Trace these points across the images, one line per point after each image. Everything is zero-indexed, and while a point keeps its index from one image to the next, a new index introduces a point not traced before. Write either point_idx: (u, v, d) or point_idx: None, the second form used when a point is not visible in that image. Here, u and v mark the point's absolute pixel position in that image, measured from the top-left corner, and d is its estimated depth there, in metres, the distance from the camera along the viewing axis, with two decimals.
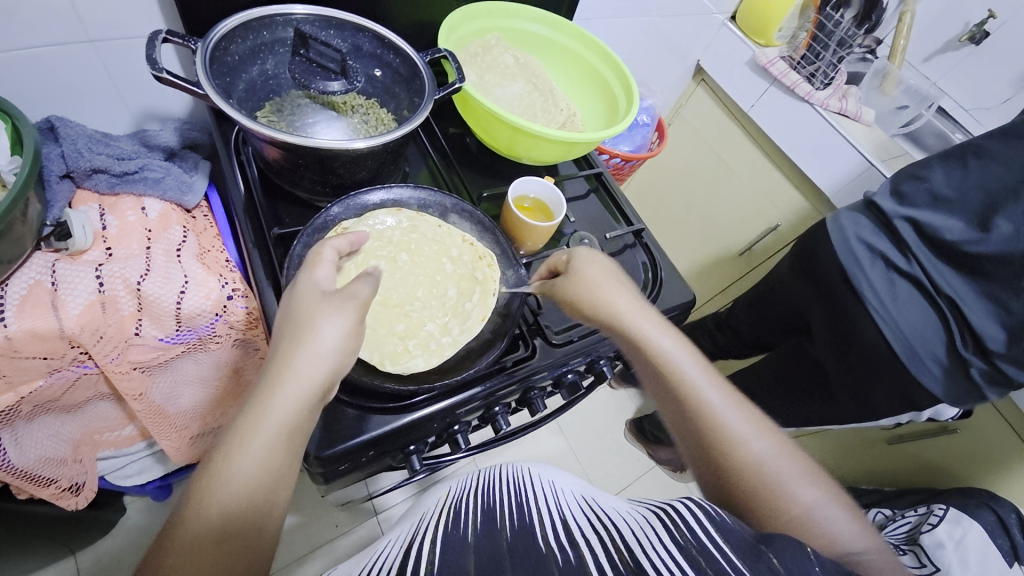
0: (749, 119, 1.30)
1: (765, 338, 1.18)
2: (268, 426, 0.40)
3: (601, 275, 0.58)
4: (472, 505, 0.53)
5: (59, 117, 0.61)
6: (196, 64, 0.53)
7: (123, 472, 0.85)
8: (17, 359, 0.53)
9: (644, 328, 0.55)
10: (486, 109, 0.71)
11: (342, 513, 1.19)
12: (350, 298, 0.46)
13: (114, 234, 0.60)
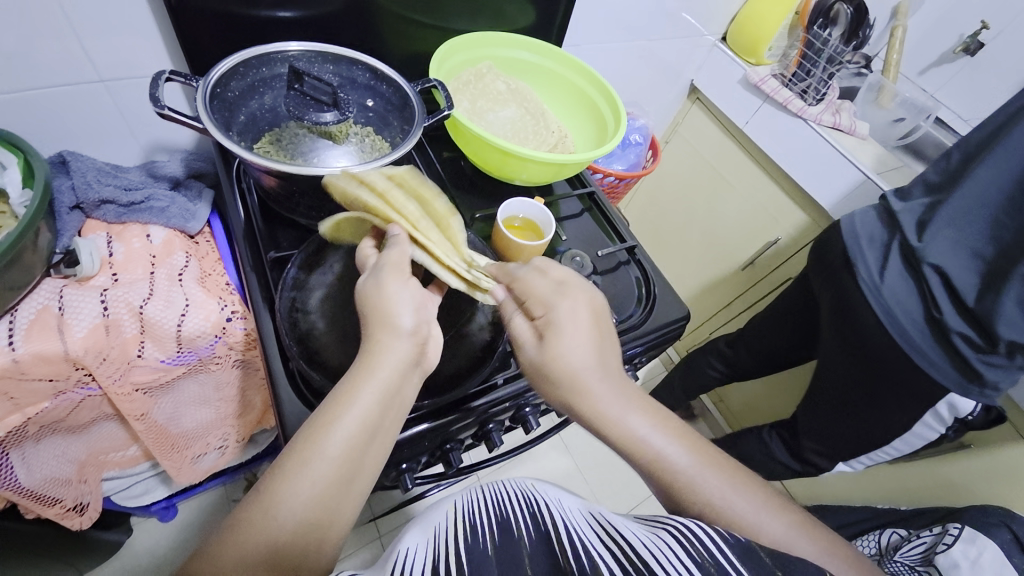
0: (745, 135, 1.31)
1: (778, 351, 1.17)
2: (318, 468, 0.40)
3: (571, 322, 0.52)
4: (489, 513, 0.54)
5: (73, 152, 0.65)
6: (197, 101, 0.56)
7: (128, 492, 0.87)
8: (25, 382, 0.56)
9: (594, 383, 0.50)
10: (475, 133, 0.73)
11: (346, 535, 1.19)
12: (408, 323, 0.47)
13: (120, 261, 0.63)
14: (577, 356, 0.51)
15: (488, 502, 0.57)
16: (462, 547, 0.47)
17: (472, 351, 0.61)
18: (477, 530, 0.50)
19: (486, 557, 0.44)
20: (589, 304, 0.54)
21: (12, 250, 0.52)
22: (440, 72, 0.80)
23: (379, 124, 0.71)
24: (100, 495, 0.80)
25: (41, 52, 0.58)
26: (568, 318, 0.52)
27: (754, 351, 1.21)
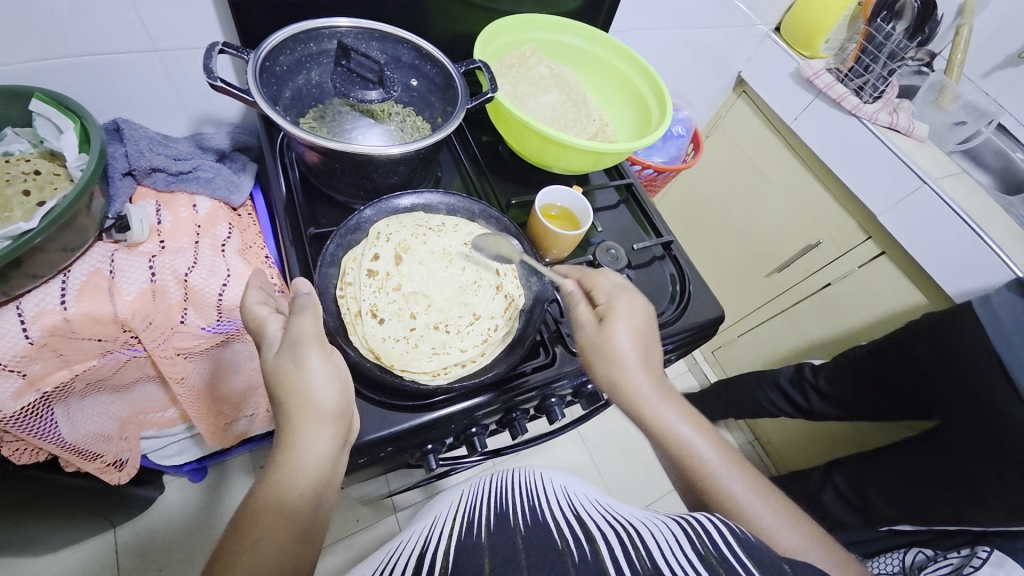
0: (792, 132, 1.25)
1: (867, 403, 1.12)
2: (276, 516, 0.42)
3: (629, 311, 0.57)
4: (487, 507, 0.55)
5: (127, 120, 0.66)
6: (248, 75, 0.57)
7: (164, 452, 0.91)
8: (75, 340, 0.59)
9: (632, 381, 0.55)
10: (517, 118, 0.72)
11: (364, 509, 1.22)
12: (323, 387, 0.46)
13: (167, 229, 0.65)
14: (623, 349, 0.55)
15: (490, 494, 0.59)
16: (457, 539, 0.48)
17: (502, 341, 0.61)
18: (472, 522, 0.52)
19: (477, 545, 0.46)
20: (629, 303, 0.58)
21: (67, 213, 0.54)
22: (484, 54, 0.79)
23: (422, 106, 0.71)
24: (138, 452, 0.84)
25: (100, 20, 0.59)
26: (628, 310, 0.57)
27: (834, 402, 1.16)
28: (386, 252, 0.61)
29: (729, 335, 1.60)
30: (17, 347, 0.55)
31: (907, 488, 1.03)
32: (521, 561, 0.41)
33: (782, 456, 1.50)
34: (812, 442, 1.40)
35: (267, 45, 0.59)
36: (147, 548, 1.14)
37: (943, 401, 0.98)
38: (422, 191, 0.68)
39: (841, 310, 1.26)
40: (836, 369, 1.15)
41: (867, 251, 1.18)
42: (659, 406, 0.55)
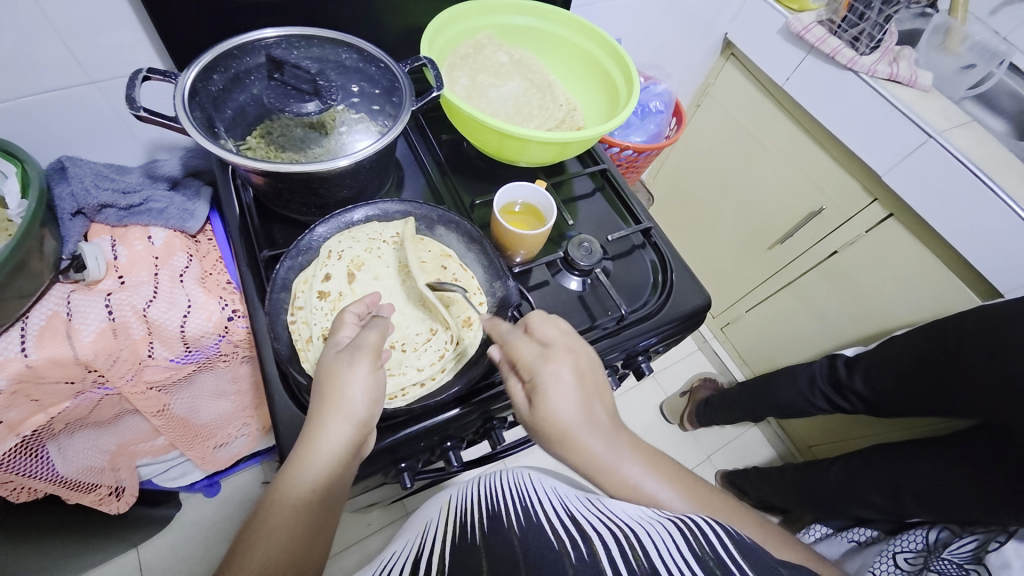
0: (784, 93, 1.18)
1: (888, 390, 1.03)
2: (290, 514, 0.42)
3: (571, 361, 0.52)
4: (479, 509, 0.53)
5: (71, 157, 0.65)
6: (178, 102, 0.55)
7: (168, 474, 0.93)
8: (43, 384, 0.58)
9: (587, 444, 0.49)
10: (469, 116, 0.68)
11: (374, 513, 1.24)
12: (358, 396, 0.47)
13: (124, 264, 0.64)
14: (570, 418, 0.49)
15: (477, 498, 0.56)
16: (453, 544, 0.47)
17: (466, 355, 0.58)
18: (466, 525, 0.50)
19: (475, 548, 0.44)
20: (563, 367, 0.51)
21: (18, 259, 0.53)
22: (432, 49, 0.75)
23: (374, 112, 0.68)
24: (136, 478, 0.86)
25: (27, 57, 0.57)
26: (570, 360, 0.52)
27: (870, 404, 1.08)
28: (338, 271, 0.60)
29: (736, 310, 1.54)
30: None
31: (934, 470, 0.95)
32: (519, 564, 0.39)
33: (794, 438, 1.46)
34: (831, 432, 1.35)
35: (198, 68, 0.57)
36: (169, 564, 1.18)
37: (987, 402, 0.87)
38: (375, 201, 0.64)
39: (848, 278, 1.20)
40: (876, 368, 1.04)
41: (874, 215, 1.10)
42: (622, 462, 0.50)
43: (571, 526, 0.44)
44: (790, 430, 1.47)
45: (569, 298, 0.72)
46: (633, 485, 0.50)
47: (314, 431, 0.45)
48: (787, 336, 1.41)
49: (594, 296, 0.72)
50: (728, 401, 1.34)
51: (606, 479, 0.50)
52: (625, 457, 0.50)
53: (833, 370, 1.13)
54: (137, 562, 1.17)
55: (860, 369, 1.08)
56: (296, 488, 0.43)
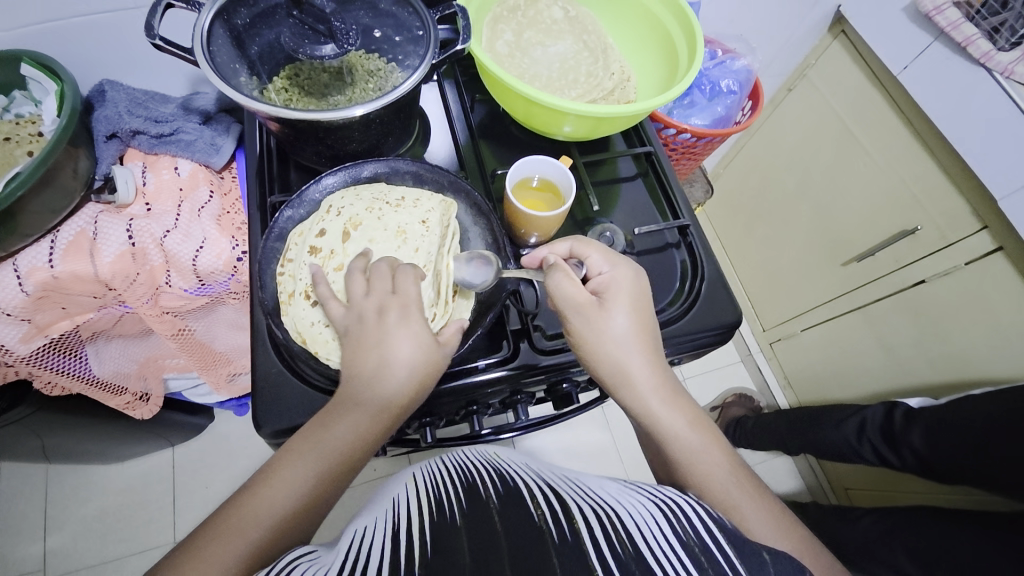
0: (898, 85, 0.99)
1: (949, 452, 0.88)
2: (318, 452, 0.44)
3: (630, 282, 0.54)
4: (450, 480, 0.50)
5: (111, 81, 0.68)
6: (198, 37, 0.53)
7: (197, 390, 1.01)
8: (70, 295, 0.64)
9: (635, 370, 0.51)
10: (497, 77, 0.62)
11: (381, 460, 1.29)
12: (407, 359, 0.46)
13: (151, 191, 0.67)
14: (619, 336, 0.51)
15: (447, 468, 0.54)
16: (430, 513, 0.43)
17: (448, 335, 0.57)
18: (442, 493, 0.47)
19: (455, 519, 0.41)
20: (629, 289, 0.53)
21: (47, 171, 0.57)
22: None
23: (402, 62, 0.64)
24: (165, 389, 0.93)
25: None
26: (623, 284, 0.53)
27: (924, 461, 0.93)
28: (335, 228, 0.58)
29: (792, 327, 1.39)
30: (17, 298, 0.60)
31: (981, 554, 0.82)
32: (499, 543, 0.36)
33: (830, 476, 1.33)
34: (875, 479, 1.21)
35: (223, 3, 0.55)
36: (198, 466, 1.30)
37: None
38: (388, 158, 0.62)
39: (931, 313, 1.03)
40: (942, 429, 0.90)
41: (980, 245, 0.92)
42: (666, 405, 0.50)
43: (553, 505, 0.41)
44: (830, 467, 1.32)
45: None
46: (669, 426, 0.50)
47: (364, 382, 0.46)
48: (845, 365, 1.25)
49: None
50: (764, 429, 1.23)
51: (644, 409, 0.51)
52: (671, 402, 0.51)
53: (888, 420, 1.00)
54: (172, 459, 1.30)
55: (920, 424, 0.94)
56: (327, 430, 0.45)
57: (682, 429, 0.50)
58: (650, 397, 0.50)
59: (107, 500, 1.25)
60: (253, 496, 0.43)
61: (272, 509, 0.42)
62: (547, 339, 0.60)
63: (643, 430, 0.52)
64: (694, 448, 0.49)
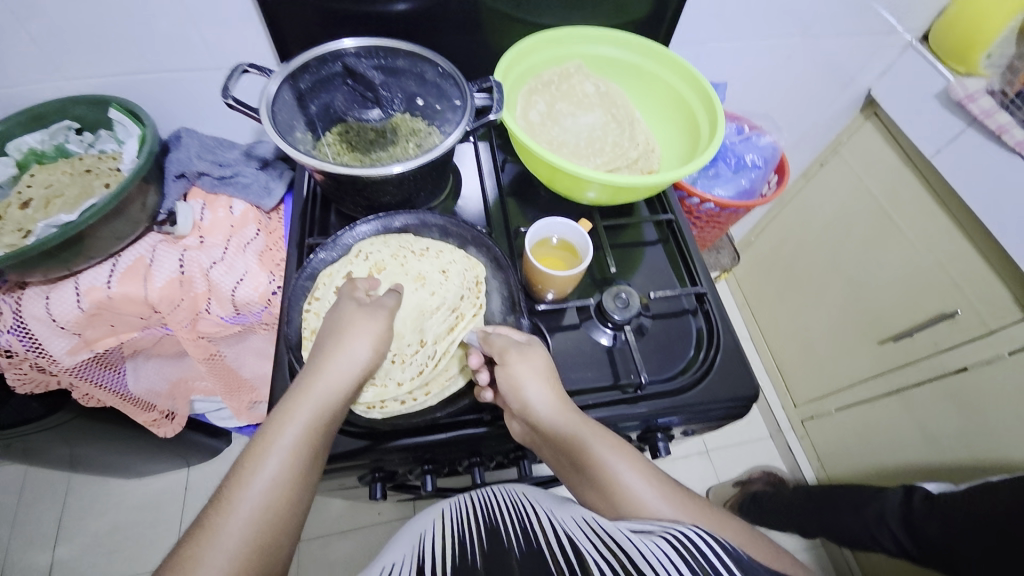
0: (932, 168, 0.99)
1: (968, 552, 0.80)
2: (274, 463, 0.44)
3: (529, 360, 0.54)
4: (472, 529, 0.48)
5: (187, 129, 0.78)
6: (264, 98, 0.61)
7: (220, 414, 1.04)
8: (121, 314, 0.69)
9: (559, 408, 0.52)
10: (525, 143, 0.67)
11: (386, 504, 1.27)
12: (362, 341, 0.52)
13: (206, 226, 0.74)
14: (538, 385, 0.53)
15: (474, 512, 0.52)
16: (451, 564, 0.41)
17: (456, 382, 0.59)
18: (466, 543, 0.45)
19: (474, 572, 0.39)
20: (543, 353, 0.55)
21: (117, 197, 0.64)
22: (512, 74, 0.75)
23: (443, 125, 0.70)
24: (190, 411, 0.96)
25: None
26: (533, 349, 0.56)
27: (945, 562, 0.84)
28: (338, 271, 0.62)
29: (824, 405, 1.32)
30: (72, 313, 0.66)
31: None
32: None
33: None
34: None
35: (289, 69, 0.63)
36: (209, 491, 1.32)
37: None
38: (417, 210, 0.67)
39: (974, 403, 0.97)
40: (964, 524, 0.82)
41: (1022, 336, 0.89)
42: (595, 443, 0.50)
43: (568, 552, 0.38)
44: (866, 563, 1.20)
45: (594, 353, 0.66)
46: (598, 455, 0.50)
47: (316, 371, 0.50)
48: (881, 452, 1.17)
49: (624, 354, 0.66)
50: (768, 503, 1.15)
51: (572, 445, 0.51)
52: (597, 435, 0.51)
53: (909, 506, 0.92)
54: (186, 481, 1.33)
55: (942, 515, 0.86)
56: (287, 423, 0.46)
57: (613, 458, 0.50)
58: (577, 429, 0.51)
59: (120, 516, 1.27)
60: (217, 512, 0.42)
61: (238, 525, 0.41)
62: None
63: (577, 471, 0.51)
64: (629, 476, 0.48)
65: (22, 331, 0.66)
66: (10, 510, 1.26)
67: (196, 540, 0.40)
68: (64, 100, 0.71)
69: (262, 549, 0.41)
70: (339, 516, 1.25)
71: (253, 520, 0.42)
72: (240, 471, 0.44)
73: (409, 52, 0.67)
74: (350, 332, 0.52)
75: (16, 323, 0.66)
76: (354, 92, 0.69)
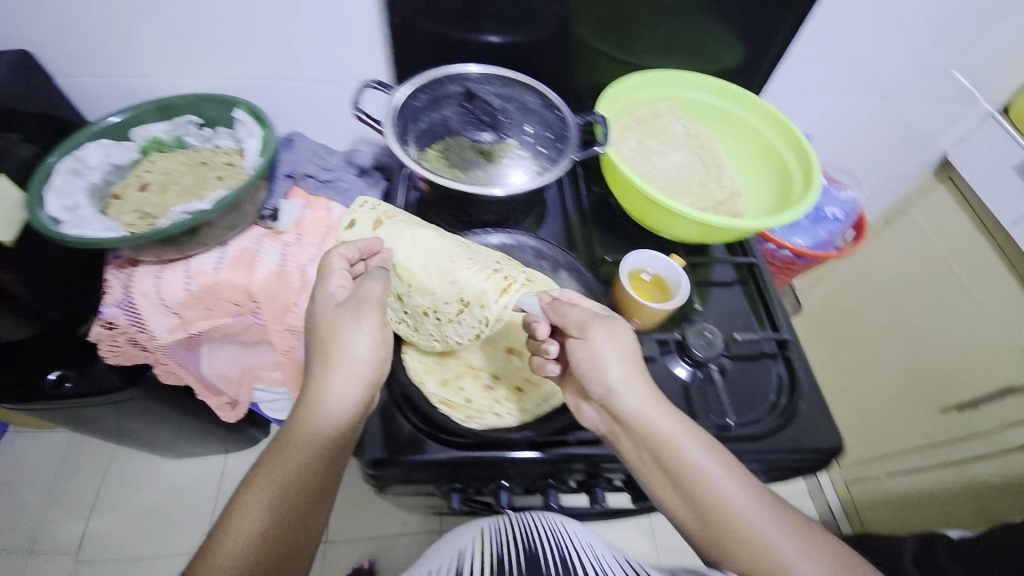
0: (1010, 238, 0.98)
1: None
2: (281, 472, 0.47)
3: (609, 339, 0.52)
4: (513, 546, 0.48)
5: (299, 135, 0.84)
6: (388, 111, 0.66)
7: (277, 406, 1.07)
8: (221, 300, 0.73)
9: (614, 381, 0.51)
10: (624, 176, 0.68)
11: (413, 515, 1.26)
12: (359, 347, 0.52)
13: (306, 225, 0.78)
14: (609, 361, 0.51)
15: (513, 534, 0.52)
16: None
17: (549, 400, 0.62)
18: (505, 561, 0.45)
19: None
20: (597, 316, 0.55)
21: (234, 199, 0.68)
22: (615, 105, 0.79)
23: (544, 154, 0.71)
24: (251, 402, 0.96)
25: None
26: (609, 322, 0.54)
27: None
28: (367, 220, 0.68)
29: (874, 468, 1.28)
30: (179, 294, 0.71)
31: None
32: None
33: None
34: None
35: (412, 84, 0.68)
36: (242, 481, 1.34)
37: None
38: (512, 231, 0.71)
39: None
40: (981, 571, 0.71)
41: None
42: (655, 420, 0.49)
43: None
44: None
45: (671, 386, 0.66)
46: (658, 429, 0.49)
47: (319, 381, 0.51)
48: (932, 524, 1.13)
49: (701, 391, 0.66)
50: None
51: (642, 427, 0.49)
52: (655, 407, 0.50)
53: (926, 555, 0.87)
54: (220, 467, 1.35)
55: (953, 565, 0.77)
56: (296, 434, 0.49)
57: (673, 432, 0.49)
58: (632, 404, 0.50)
59: (154, 494, 1.29)
60: (222, 531, 0.45)
61: (241, 547, 0.43)
62: None
63: (635, 444, 0.50)
64: (692, 454, 0.48)
65: (129, 306, 0.71)
66: (52, 481, 1.29)
67: (208, 546, 0.44)
68: (195, 97, 0.77)
69: (267, 563, 0.44)
70: (366, 522, 1.25)
71: (258, 540, 0.44)
72: (244, 497, 0.46)
73: (523, 83, 0.70)
74: (348, 345, 0.52)
75: (126, 298, 0.71)
76: (465, 114, 0.73)
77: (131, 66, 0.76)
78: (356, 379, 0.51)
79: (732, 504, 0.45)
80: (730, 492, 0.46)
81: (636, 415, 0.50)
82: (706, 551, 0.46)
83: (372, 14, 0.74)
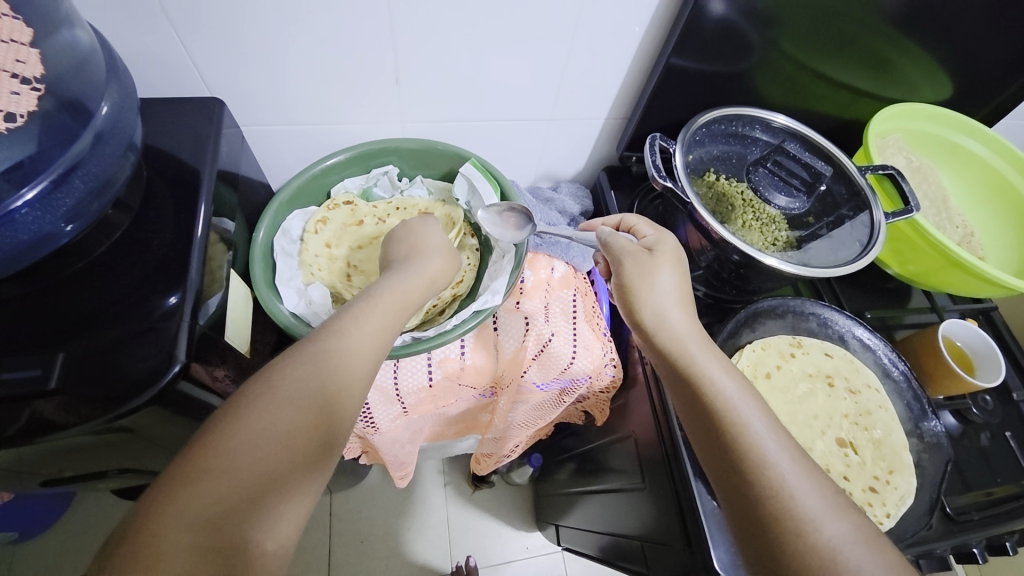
0: None
1: None
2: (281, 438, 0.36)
3: (675, 256, 0.55)
4: None
5: (528, 189, 0.80)
6: (675, 155, 0.59)
7: (440, 447, 1.05)
8: (457, 384, 0.67)
9: (702, 365, 0.48)
10: (931, 239, 0.62)
11: (534, 538, 1.31)
12: (380, 325, 0.45)
13: (528, 287, 0.70)
14: (664, 289, 0.52)
15: None
16: None
17: (910, 505, 0.55)
18: None
19: None
20: (674, 247, 0.56)
21: (510, 284, 0.61)
22: (882, 126, 0.75)
23: (829, 242, 0.62)
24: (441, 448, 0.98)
25: None
26: (674, 250, 0.56)
27: None
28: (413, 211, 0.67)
29: None
30: (420, 385, 0.65)
31: None
32: None
33: None
34: None
35: (738, 112, 0.66)
36: (352, 513, 1.29)
37: None
38: (789, 302, 0.64)
39: None
40: None
41: None
42: (718, 377, 0.47)
43: None
44: None
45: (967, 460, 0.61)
46: (746, 424, 0.44)
47: (347, 355, 0.42)
48: None
49: (1001, 461, 0.60)
50: None
51: (714, 391, 0.46)
52: (712, 361, 0.48)
53: None
54: (329, 500, 1.30)
55: None
56: (317, 398, 0.39)
57: (755, 419, 0.44)
58: (723, 389, 0.46)
59: None
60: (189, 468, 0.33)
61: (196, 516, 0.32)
62: (955, 510, 0.55)
63: (701, 428, 0.45)
64: (773, 454, 0.41)
65: None
66: None
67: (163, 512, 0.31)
68: (418, 146, 0.67)
69: (211, 531, 0.32)
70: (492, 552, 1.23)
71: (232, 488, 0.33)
72: (231, 431, 0.35)
73: (850, 174, 0.64)
74: (366, 302, 0.46)
75: None
76: (771, 174, 0.67)
77: (324, 111, 0.63)
78: (381, 336, 0.45)
79: (804, 509, 0.39)
80: (811, 504, 0.39)
81: (704, 376, 0.47)
82: (764, 542, 0.39)
83: (617, 47, 0.64)
